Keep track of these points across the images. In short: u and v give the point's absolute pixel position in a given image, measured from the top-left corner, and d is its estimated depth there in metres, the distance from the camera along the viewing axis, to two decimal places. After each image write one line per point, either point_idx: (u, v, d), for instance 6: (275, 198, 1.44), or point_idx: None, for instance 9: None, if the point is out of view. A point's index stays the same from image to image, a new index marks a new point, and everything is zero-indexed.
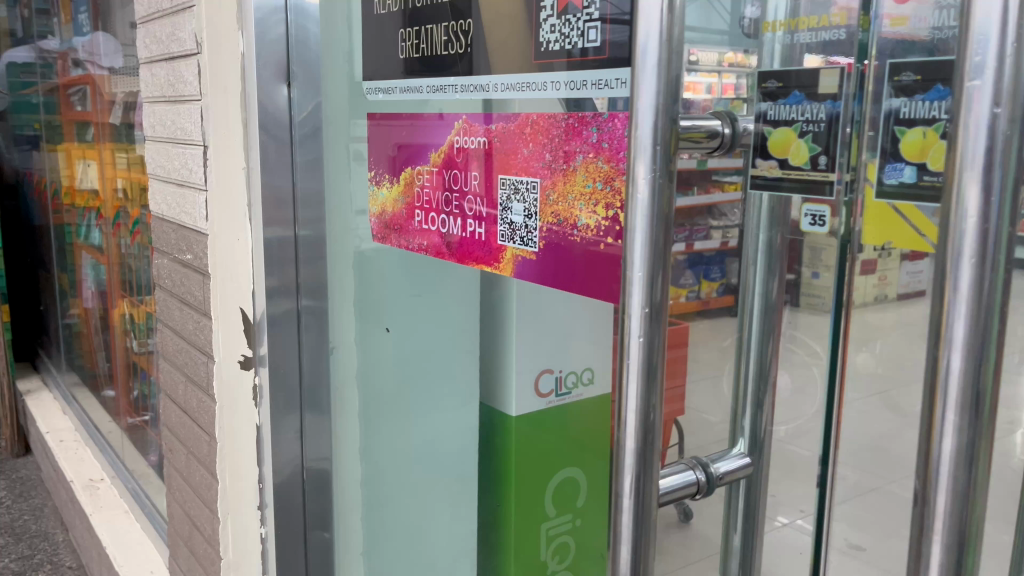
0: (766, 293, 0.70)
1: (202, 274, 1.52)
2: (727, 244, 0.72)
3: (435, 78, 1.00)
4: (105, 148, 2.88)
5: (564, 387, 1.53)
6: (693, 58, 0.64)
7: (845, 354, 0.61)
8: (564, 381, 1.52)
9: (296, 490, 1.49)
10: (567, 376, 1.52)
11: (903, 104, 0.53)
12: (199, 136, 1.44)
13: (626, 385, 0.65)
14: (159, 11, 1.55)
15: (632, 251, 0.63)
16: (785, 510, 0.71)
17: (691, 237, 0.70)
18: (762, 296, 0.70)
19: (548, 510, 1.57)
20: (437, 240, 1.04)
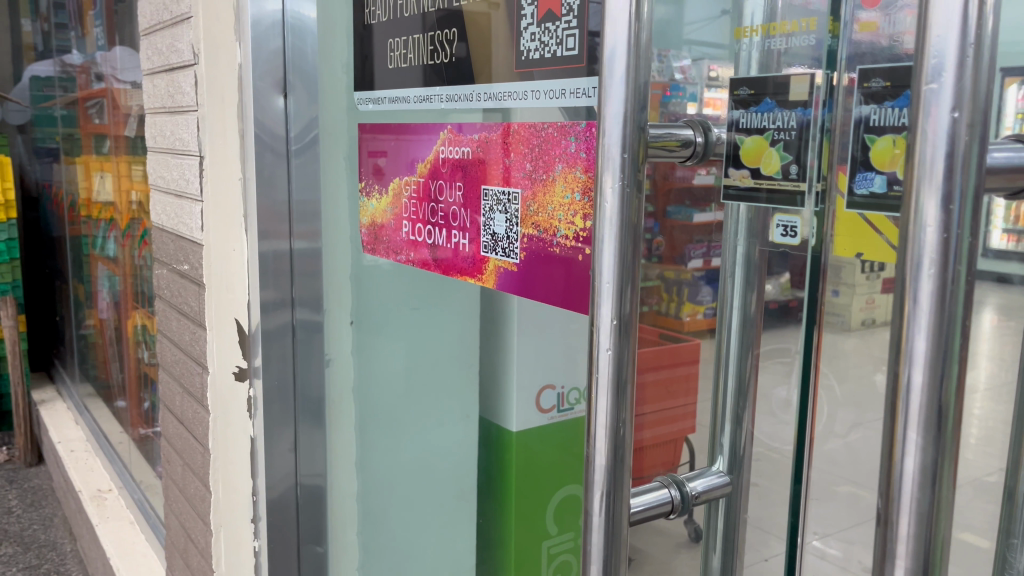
0: (745, 308, 0.67)
1: (198, 285, 1.56)
2: (710, 263, 0.70)
3: (422, 89, 0.99)
4: (120, 160, 2.93)
5: (568, 403, 1.23)
6: (714, 74, 0.66)
7: (817, 372, 0.58)
8: (567, 397, 1.23)
9: (290, 506, 1.49)
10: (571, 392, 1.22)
11: (873, 111, 0.51)
12: (195, 147, 1.48)
13: (596, 399, 0.63)
14: (161, 24, 1.57)
15: (601, 261, 0.61)
16: (764, 534, 0.68)
17: (710, 252, 0.69)
18: (741, 312, 0.67)
19: (549, 527, 1.27)
20: (424, 252, 1.03)
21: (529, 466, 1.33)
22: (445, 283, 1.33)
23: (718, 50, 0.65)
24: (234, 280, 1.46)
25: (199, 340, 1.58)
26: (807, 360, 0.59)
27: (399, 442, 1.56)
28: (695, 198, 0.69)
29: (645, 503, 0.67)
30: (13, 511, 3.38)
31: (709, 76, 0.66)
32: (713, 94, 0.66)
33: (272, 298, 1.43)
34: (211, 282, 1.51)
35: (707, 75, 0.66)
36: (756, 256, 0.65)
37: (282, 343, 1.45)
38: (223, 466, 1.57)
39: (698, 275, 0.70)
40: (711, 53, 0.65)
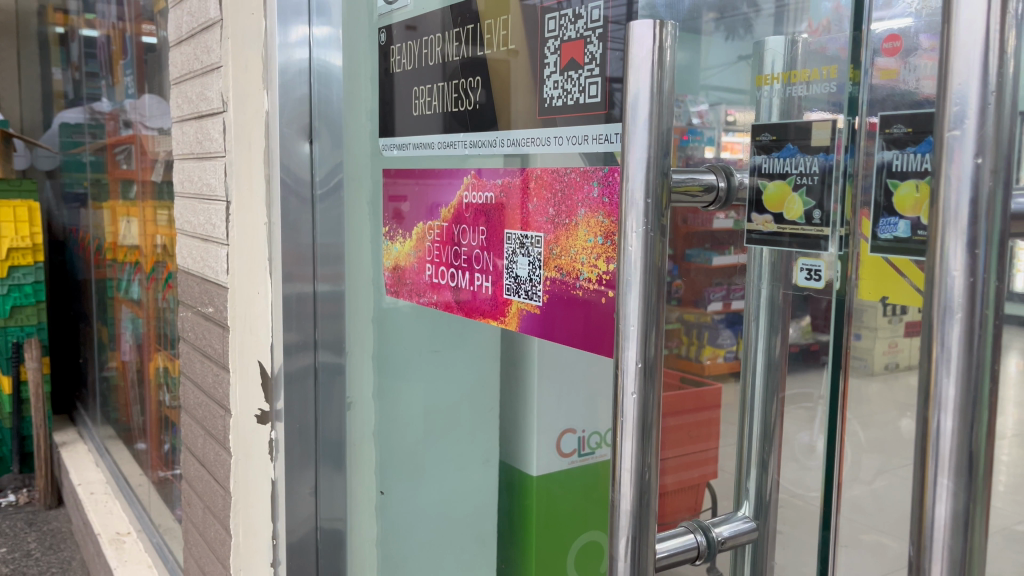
0: (768, 353, 0.66)
1: (223, 327, 1.57)
2: (731, 305, 0.71)
3: (446, 135, 1.01)
4: (146, 205, 2.98)
5: (587, 447, 1.25)
6: (730, 118, 0.67)
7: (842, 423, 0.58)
8: (586, 441, 1.25)
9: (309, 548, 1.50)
10: (589, 436, 1.24)
11: (895, 157, 0.51)
12: (223, 192, 1.52)
13: (621, 443, 0.63)
14: (190, 73, 1.61)
15: (625, 305, 0.61)
16: None
17: (728, 296, 0.72)
18: (765, 359, 0.67)
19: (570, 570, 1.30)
20: (447, 294, 1.04)
21: (550, 509, 1.34)
22: (466, 325, 1.33)
23: (737, 95, 0.66)
24: (258, 322, 1.47)
25: (222, 382, 1.60)
26: (834, 408, 0.59)
27: (419, 486, 1.53)
28: (715, 242, 0.71)
29: (670, 548, 0.67)
30: (32, 554, 3.38)
31: (726, 120, 0.68)
32: (728, 139, 0.68)
33: (294, 342, 1.45)
34: (235, 324, 1.53)
35: (725, 119, 0.68)
36: (781, 297, 0.65)
37: (304, 387, 1.47)
38: (243, 509, 1.57)
39: (718, 318, 0.73)
40: (727, 98, 0.67)
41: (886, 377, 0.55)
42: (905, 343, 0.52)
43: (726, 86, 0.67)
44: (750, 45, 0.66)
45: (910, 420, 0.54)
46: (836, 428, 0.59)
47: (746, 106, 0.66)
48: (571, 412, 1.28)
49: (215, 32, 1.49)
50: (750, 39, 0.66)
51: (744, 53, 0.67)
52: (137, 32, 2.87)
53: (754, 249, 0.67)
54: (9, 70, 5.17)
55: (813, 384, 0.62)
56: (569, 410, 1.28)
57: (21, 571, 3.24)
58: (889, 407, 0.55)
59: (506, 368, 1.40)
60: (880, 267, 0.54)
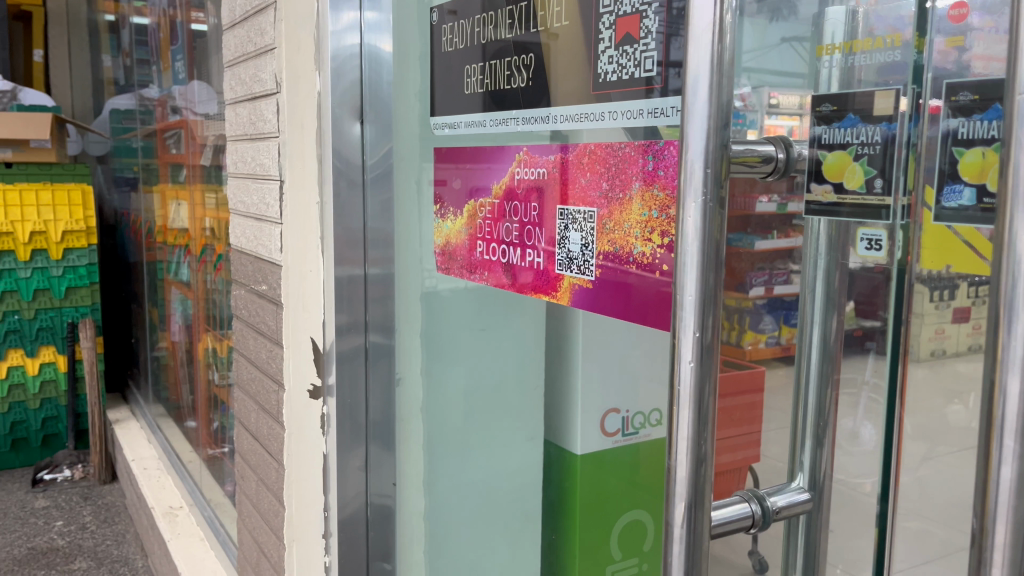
0: (824, 338, 0.67)
1: (276, 304, 1.61)
2: (772, 291, 0.70)
3: (499, 112, 1.02)
4: (195, 188, 3.03)
5: (631, 428, 1.25)
6: (772, 101, 0.67)
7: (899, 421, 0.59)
8: (631, 421, 1.25)
9: (360, 523, 1.53)
10: (634, 415, 1.24)
11: (961, 124, 0.52)
12: (275, 172, 1.54)
13: (677, 413, 0.64)
14: (244, 55, 1.64)
15: (683, 278, 0.62)
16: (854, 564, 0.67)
17: (770, 280, 0.70)
18: (821, 341, 0.67)
19: (614, 551, 1.33)
20: (498, 270, 1.05)
21: (594, 486, 1.36)
22: (513, 304, 1.35)
23: (793, 80, 0.66)
24: (310, 300, 1.50)
25: (276, 358, 1.63)
26: (892, 400, 0.59)
27: (465, 463, 1.56)
28: (759, 225, 0.70)
29: (724, 517, 0.67)
30: (87, 527, 3.49)
31: (767, 103, 0.67)
32: (770, 122, 0.67)
33: (345, 325, 1.47)
34: (288, 303, 1.56)
35: (768, 102, 0.67)
36: (836, 276, 0.66)
37: (354, 366, 1.49)
38: (296, 484, 1.61)
39: (761, 304, 0.70)
40: (774, 81, 0.67)
41: (932, 364, 0.55)
42: (951, 330, 0.54)
43: (772, 70, 0.67)
44: (807, 26, 0.65)
45: (959, 407, 0.54)
46: (894, 414, 0.59)
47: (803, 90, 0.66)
48: (615, 393, 1.29)
49: (269, 15, 1.51)
50: (804, 19, 0.65)
51: (800, 34, 0.66)
52: (187, 18, 2.92)
53: (811, 223, 0.67)
54: (62, 57, 5.29)
55: (871, 362, 0.62)
56: (613, 389, 1.28)
57: (77, 543, 3.36)
58: (936, 394, 0.55)
59: (553, 347, 1.40)
60: (944, 235, 0.54)
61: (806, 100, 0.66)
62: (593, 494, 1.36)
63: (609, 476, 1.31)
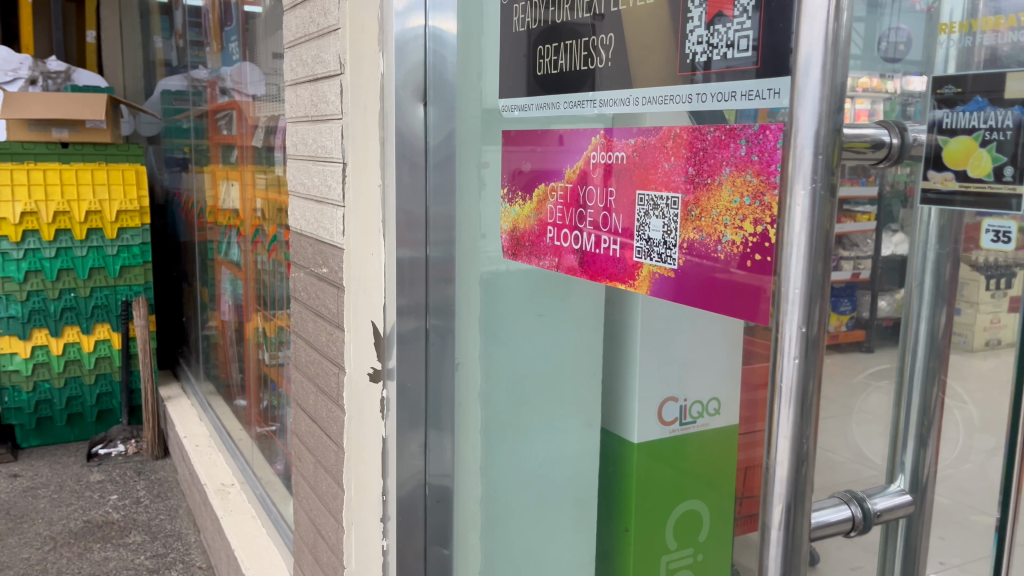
0: (932, 333, 0.64)
1: (337, 288, 1.60)
2: (858, 275, 0.63)
3: (574, 94, 0.98)
4: (246, 169, 3.04)
5: (688, 417, 1.27)
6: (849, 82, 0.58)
7: None
8: (688, 411, 1.27)
9: (419, 504, 1.53)
10: (692, 406, 1.26)
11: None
12: (337, 154, 1.53)
13: (777, 411, 0.61)
14: (306, 36, 1.63)
15: (790, 270, 0.59)
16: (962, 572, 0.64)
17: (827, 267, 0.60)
18: (928, 337, 0.65)
19: (669, 542, 1.34)
20: (569, 257, 1.02)
21: (653, 479, 1.36)
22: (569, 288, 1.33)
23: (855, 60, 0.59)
24: (372, 283, 1.50)
25: (336, 341, 1.63)
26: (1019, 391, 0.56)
27: (519, 450, 1.54)
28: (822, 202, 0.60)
29: (825, 519, 0.64)
30: (141, 501, 3.57)
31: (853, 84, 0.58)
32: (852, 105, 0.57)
33: (406, 306, 1.47)
34: (349, 286, 1.55)
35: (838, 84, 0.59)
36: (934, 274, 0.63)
37: (416, 347, 1.49)
38: (355, 468, 1.61)
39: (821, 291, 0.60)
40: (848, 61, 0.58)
41: None
42: None
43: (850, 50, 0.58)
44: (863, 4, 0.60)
45: None
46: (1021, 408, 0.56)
47: (886, 73, 0.62)
48: (681, 382, 1.28)
49: None
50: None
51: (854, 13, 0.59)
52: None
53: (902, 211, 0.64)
54: (114, 38, 5.36)
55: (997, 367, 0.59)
56: (677, 376, 1.29)
57: (131, 516, 3.43)
58: None
59: (610, 330, 1.40)
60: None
61: (858, 83, 0.60)
62: (651, 486, 1.37)
63: (668, 469, 1.32)
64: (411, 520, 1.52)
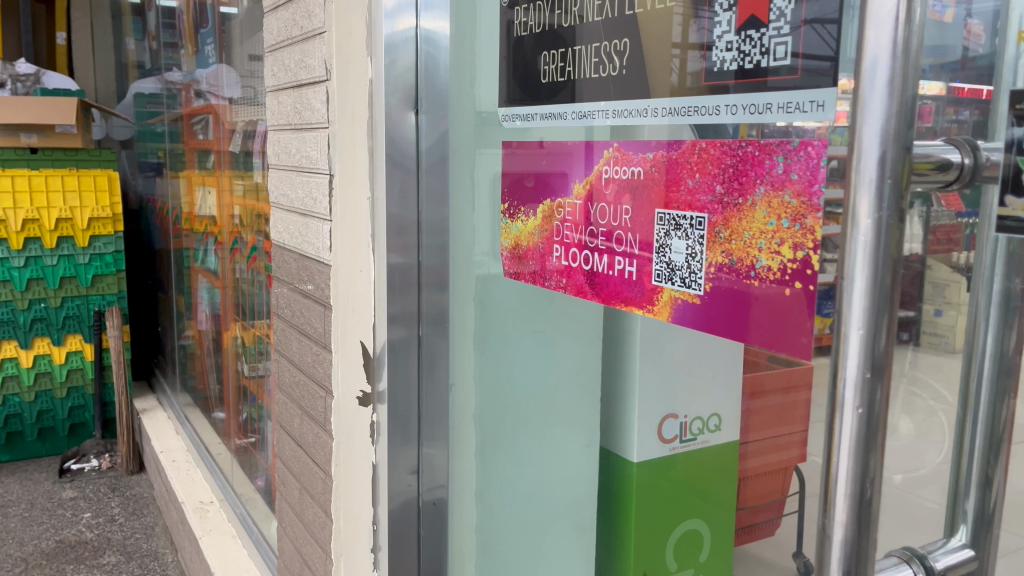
0: (1000, 368, 0.58)
1: (323, 306, 1.52)
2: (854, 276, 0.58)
3: (583, 104, 0.91)
4: (223, 174, 2.94)
5: (688, 434, 1.16)
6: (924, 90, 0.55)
7: None
8: (688, 427, 1.15)
9: (410, 520, 1.45)
10: (691, 421, 1.15)
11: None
12: (323, 165, 1.45)
13: (835, 465, 0.54)
14: (289, 40, 1.55)
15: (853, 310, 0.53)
16: None
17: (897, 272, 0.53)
18: (995, 372, 0.58)
19: (670, 562, 1.23)
20: (579, 278, 0.95)
21: (652, 499, 1.27)
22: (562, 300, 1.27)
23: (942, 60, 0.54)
24: (360, 301, 1.42)
25: (323, 363, 1.55)
26: None
27: (514, 471, 1.45)
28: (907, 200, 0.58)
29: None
30: (116, 519, 3.46)
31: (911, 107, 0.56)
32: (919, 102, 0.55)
33: (397, 314, 1.38)
34: (337, 306, 1.48)
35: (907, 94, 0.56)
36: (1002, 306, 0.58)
37: (407, 355, 1.40)
38: (344, 493, 1.53)
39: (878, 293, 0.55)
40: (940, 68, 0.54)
41: None
42: None
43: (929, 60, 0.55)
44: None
45: None
46: None
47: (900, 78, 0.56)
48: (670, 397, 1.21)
49: None
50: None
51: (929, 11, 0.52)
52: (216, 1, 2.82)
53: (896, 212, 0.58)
54: (84, 39, 5.22)
55: None
56: (669, 393, 1.20)
57: (106, 535, 3.32)
58: None
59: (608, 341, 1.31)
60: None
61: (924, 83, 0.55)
62: (653, 503, 1.27)
63: (671, 485, 1.22)
64: (404, 545, 1.45)
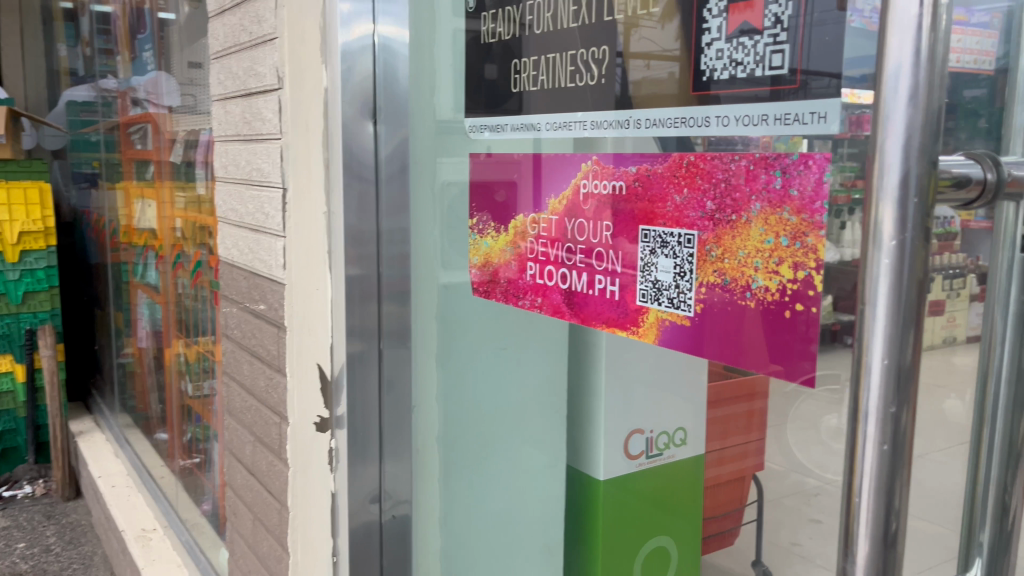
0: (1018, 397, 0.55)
1: (276, 326, 1.45)
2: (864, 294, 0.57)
3: (558, 115, 0.86)
4: (164, 186, 2.82)
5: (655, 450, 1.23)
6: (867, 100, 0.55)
7: None
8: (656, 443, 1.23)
9: (373, 545, 1.36)
10: (658, 436, 1.22)
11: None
12: (277, 179, 1.38)
13: (856, 504, 0.51)
14: (237, 46, 1.47)
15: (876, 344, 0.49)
16: None
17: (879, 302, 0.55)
18: (1013, 401, 0.55)
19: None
20: (556, 297, 0.90)
21: (617, 518, 1.29)
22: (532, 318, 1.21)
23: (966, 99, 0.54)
24: (316, 321, 1.34)
25: (277, 387, 1.47)
26: None
27: (480, 495, 1.39)
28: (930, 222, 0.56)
29: None
30: (52, 549, 3.28)
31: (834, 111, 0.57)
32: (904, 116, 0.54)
33: (355, 328, 1.30)
34: (291, 326, 1.40)
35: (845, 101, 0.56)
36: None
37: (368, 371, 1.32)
38: (301, 523, 1.45)
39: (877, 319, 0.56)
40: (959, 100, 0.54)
41: None
42: None
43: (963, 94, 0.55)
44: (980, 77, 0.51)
45: None
46: None
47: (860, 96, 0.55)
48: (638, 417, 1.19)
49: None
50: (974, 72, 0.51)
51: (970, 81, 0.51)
52: (154, 6, 2.71)
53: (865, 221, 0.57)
54: (12, 46, 5.00)
55: None
56: (637, 411, 1.22)
57: (42, 567, 3.15)
58: None
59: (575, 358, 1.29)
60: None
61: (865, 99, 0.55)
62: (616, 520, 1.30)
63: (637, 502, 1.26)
64: None
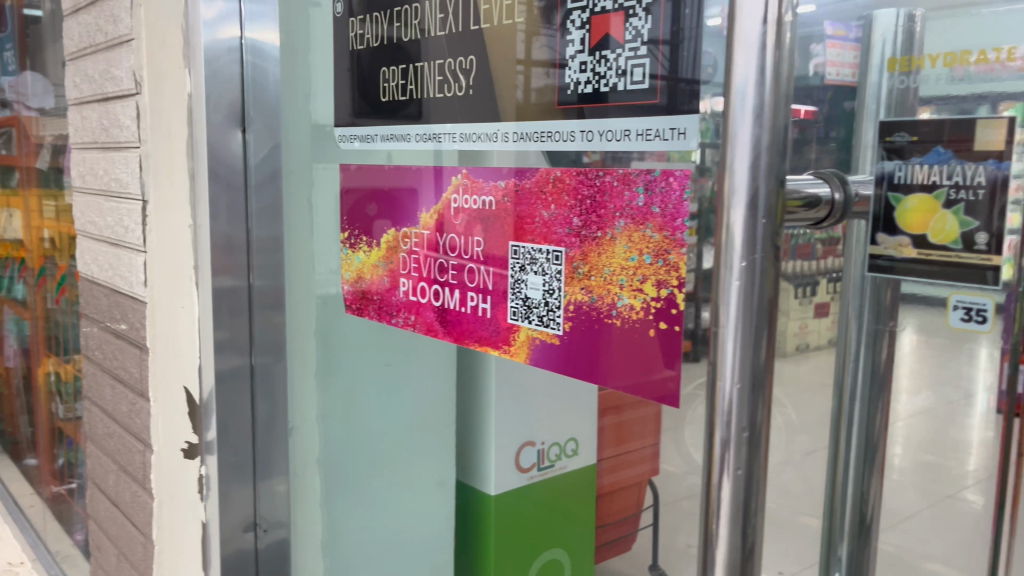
0: (869, 419, 0.56)
1: (138, 347, 1.35)
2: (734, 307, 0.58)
3: (427, 125, 0.83)
4: (30, 193, 2.63)
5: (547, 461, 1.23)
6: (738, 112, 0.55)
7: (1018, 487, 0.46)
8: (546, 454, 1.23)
9: None
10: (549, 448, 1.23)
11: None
12: (136, 190, 1.29)
13: (713, 531, 0.50)
14: (93, 48, 1.37)
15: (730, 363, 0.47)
16: None
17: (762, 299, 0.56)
18: (865, 422, 0.56)
19: None
20: (429, 315, 0.87)
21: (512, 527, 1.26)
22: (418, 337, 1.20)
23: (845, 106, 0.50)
24: (181, 340, 1.25)
25: (140, 413, 1.37)
26: None
27: (368, 522, 1.36)
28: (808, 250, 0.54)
29: None
30: None
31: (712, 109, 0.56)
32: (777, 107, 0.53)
33: (225, 340, 1.21)
34: (155, 347, 1.31)
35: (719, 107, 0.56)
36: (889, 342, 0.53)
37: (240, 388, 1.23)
38: (169, 557, 1.35)
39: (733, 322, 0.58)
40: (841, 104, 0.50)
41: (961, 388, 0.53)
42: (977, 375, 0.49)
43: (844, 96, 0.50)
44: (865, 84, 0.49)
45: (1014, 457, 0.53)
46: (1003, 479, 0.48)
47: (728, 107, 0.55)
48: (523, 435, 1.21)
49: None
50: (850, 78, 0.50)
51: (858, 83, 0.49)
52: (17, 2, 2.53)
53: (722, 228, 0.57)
54: None
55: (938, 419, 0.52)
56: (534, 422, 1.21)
57: None
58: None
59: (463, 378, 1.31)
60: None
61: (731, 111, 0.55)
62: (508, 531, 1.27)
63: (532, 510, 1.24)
64: None
